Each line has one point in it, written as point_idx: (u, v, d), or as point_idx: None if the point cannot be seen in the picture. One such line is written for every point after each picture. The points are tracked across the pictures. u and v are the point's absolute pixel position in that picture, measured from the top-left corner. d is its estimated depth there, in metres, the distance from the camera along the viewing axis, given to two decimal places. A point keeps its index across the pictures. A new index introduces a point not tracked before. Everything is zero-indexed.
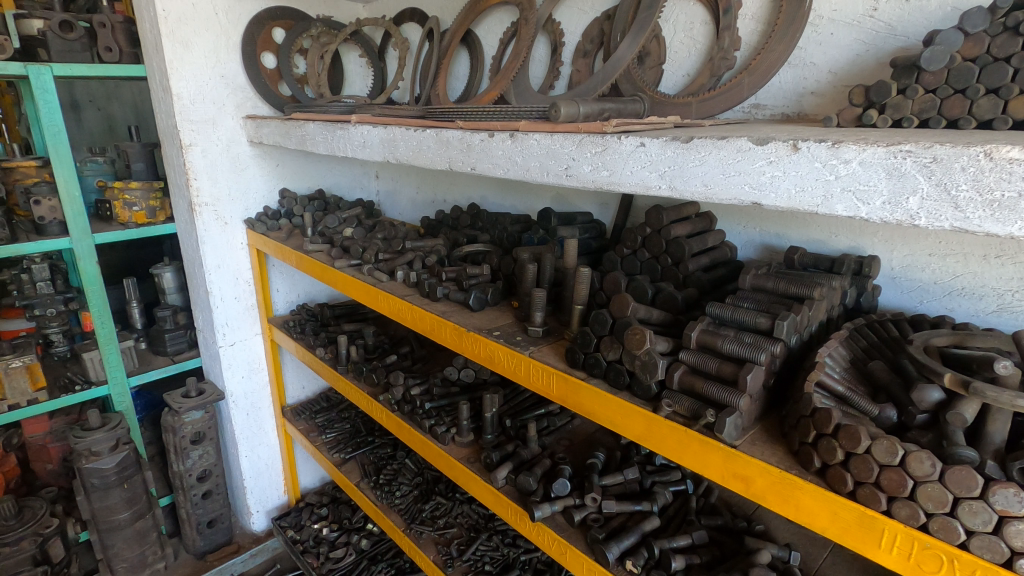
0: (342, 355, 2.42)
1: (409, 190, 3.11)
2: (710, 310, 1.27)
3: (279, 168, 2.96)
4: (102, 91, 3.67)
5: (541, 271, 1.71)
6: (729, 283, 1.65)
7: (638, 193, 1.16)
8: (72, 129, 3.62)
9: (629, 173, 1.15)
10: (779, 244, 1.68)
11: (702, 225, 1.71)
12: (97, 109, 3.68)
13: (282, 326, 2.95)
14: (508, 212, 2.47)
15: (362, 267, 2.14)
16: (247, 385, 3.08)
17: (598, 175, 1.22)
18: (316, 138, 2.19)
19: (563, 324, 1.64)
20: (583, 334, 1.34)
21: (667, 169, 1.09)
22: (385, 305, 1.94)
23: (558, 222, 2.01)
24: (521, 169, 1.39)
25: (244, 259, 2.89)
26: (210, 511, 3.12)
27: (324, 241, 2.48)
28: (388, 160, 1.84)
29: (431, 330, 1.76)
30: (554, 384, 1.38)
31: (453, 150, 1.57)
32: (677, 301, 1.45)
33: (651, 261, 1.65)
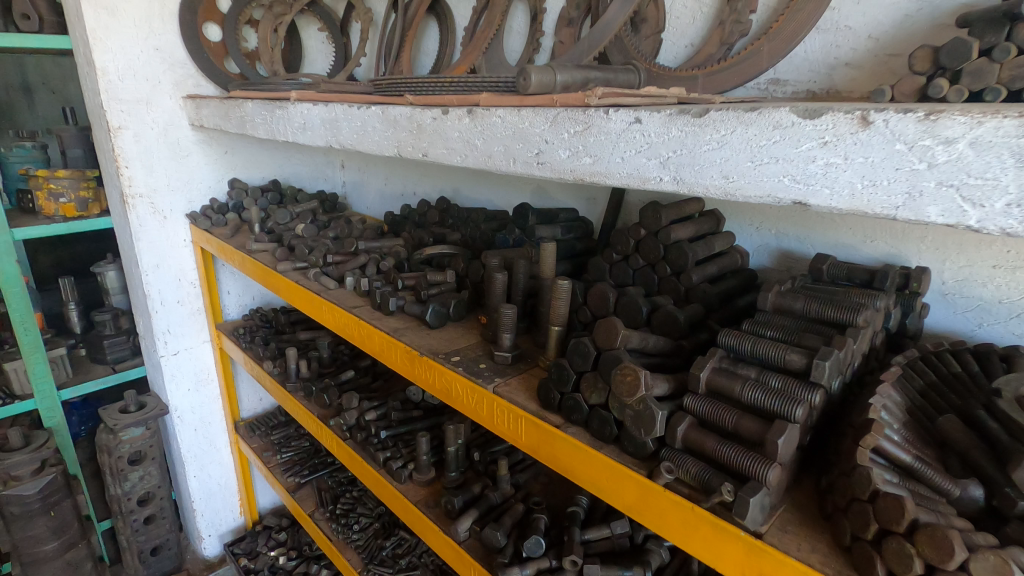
0: (291, 370, 2.11)
1: (377, 182, 2.78)
2: (722, 339, 0.97)
3: (228, 155, 2.63)
4: (58, 73, 3.31)
5: (512, 282, 1.42)
6: (740, 299, 1.36)
7: (631, 187, 0.86)
8: (24, 113, 3.24)
9: (619, 161, 0.86)
10: (800, 250, 1.38)
11: (708, 225, 1.42)
12: (51, 92, 3.31)
13: (232, 333, 2.62)
14: (483, 207, 2.17)
15: (308, 271, 1.84)
16: (194, 398, 2.76)
17: (579, 164, 0.92)
18: (255, 119, 1.87)
19: (537, 348, 1.35)
20: (559, 367, 1.05)
21: (672, 153, 0.79)
22: (330, 318, 1.64)
23: (537, 220, 1.72)
24: (481, 156, 1.08)
25: (188, 258, 2.56)
26: (154, 537, 2.80)
27: (271, 240, 2.15)
28: (332, 145, 1.53)
29: (381, 351, 1.45)
30: (523, 430, 1.09)
31: (402, 133, 1.26)
32: (679, 323, 1.17)
33: (646, 269, 1.36)
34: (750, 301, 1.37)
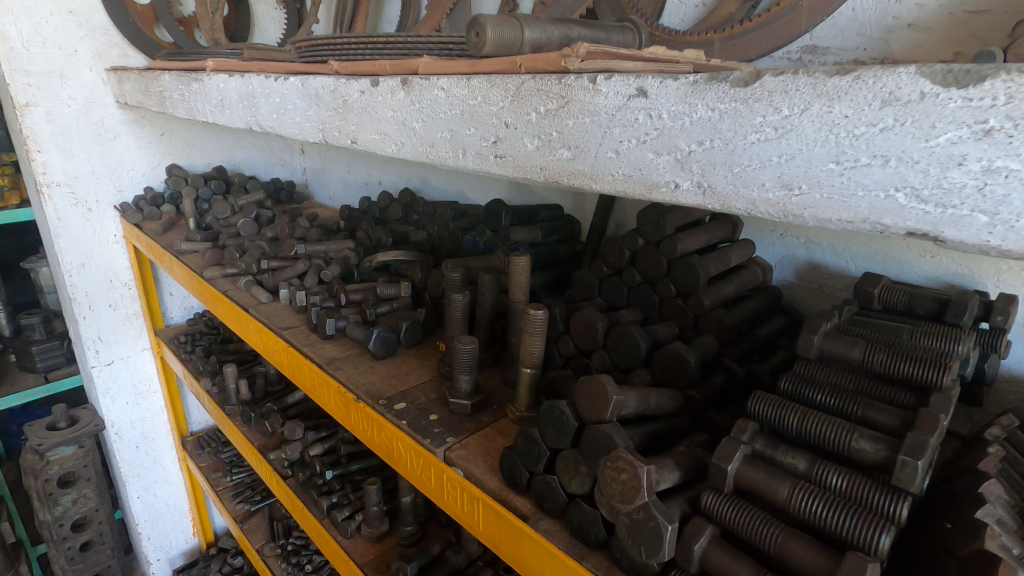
0: (230, 391, 1.82)
1: (339, 169, 2.41)
2: (752, 407, 0.70)
3: (165, 137, 2.29)
4: None
5: (477, 304, 1.13)
6: (761, 327, 1.08)
7: (632, 195, 0.56)
8: None
9: (610, 156, 0.56)
10: (836, 264, 1.10)
11: (722, 232, 1.13)
12: None
13: (173, 340, 2.30)
14: (454, 200, 1.86)
15: (240, 279, 1.53)
16: (135, 413, 2.44)
17: (553, 159, 0.62)
18: (174, 95, 1.54)
19: (506, 390, 1.06)
20: (529, 438, 0.76)
21: (697, 144, 0.49)
22: (259, 340, 1.33)
23: (512, 221, 1.42)
24: (422, 145, 0.78)
25: (120, 257, 2.22)
26: (92, 565, 2.47)
27: (206, 239, 1.84)
28: (252, 127, 1.22)
29: (312, 387, 1.15)
30: (480, 517, 0.81)
31: (327, 111, 0.95)
32: (688, 367, 0.89)
33: (644, 289, 1.08)
34: (774, 330, 1.08)
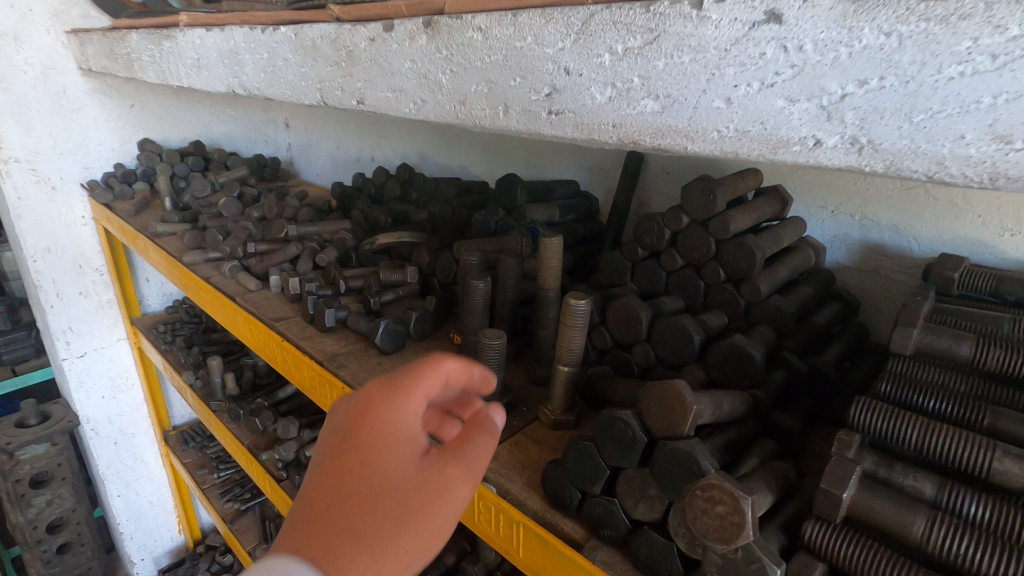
0: (215, 385, 1.67)
1: (327, 144, 2.24)
2: (853, 417, 0.59)
3: (136, 109, 2.09)
4: None
5: (497, 292, 1.00)
6: (816, 314, 0.96)
7: (747, 159, 0.43)
8: None
9: (718, 107, 0.43)
10: (896, 244, 0.99)
11: (772, 208, 1.00)
12: None
13: (151, 330, 2.12)
14: (455, 176, 1.71)
15: (224, 264, 1.38)
16: (112, 408, 2.24)
17: (631, 113, 0.48)
18: (143, 57, 1.36)
19: (534, 389, 0.95)
20: (581, 454, 0.65)
21: (858, 83, 0.36)
22: (247, 333, 1.19)
23: (527, 198, 1.28)
24: (450, 102, 0.64)
25: (89, 239, 2.02)
26: (71, 570, 2.29)
27: (184, 221, 1.68)
28: (235, 90, 1.06)
29: (312, 388, 1.02)
30: (520, 543, 0.69)
31: (326, 66, 0.80)
32: (753, 364, 0.77)
33: (687, 274, 0.96)
34: (830, 318, 0.97)
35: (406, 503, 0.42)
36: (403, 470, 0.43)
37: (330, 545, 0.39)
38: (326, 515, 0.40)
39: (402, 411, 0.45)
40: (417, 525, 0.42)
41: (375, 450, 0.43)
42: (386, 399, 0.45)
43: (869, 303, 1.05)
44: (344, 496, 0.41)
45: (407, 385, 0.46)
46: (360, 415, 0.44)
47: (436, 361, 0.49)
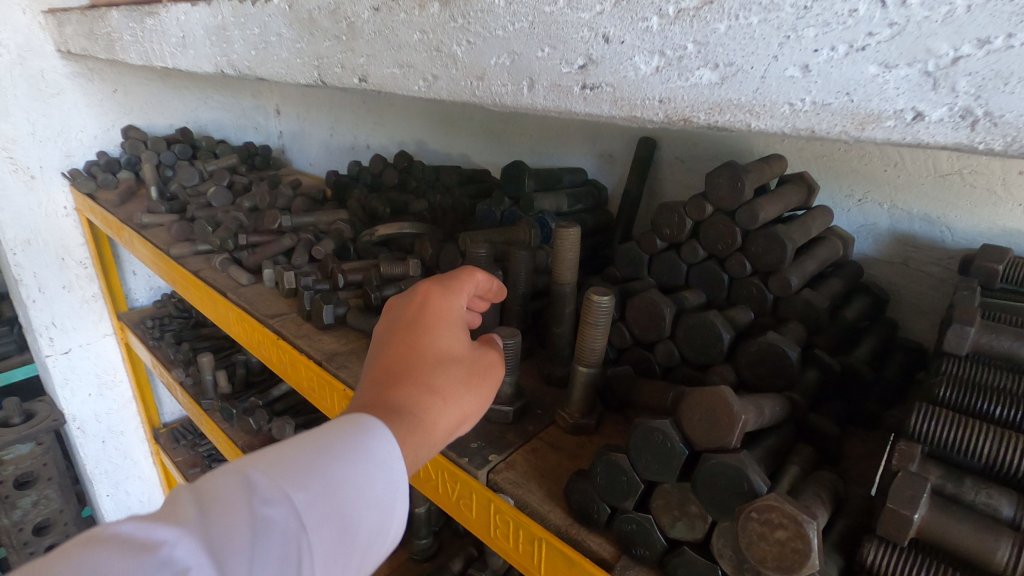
0: (206, 383, 1.60)
1: (320, 132, 2.16)
2: (913, 427, 0.54)
3: (119, 94, 1.99)
4: None
5: (507, 286, 0.94)
6: (845, 309, 0.91)
7: (824, 136, 0.38)
8: None
9: (793, 77, 0.37)
10: (928, 235, 0.93)
11: (799, 196, 0.94)
12: None
13: (139, 325, 2.02)
14: (454, 164, 1.64)
15: (215, 258, 1.31)
16: (99, 405, 2.14)
17: (684, 85, 0.42)
18: (125, 37, 1.28)
19: (548, 389, 0.89)
20: (612, 466, 0.59)
21: (976, 43, 0.30)
22: (240, 330, 1.13)
23: (535, 187, 1.22)
24: (467, 77, 0.58)
25: (72, 230, 1.92)
26: None
27: (172, 211, 1.60)
28: (224, 70, 0.98)
29: (310, 389, 0.96)
30: (542, 562, 0.63)
31: (324, 41, 0.73)
32: (789, 365, 0.71)
33: (709, 267, 0.90)
34: (860, 313, 0.92)
35: (457, 369, 0.57)
36: (454, 347, 0.59)
37: (407, 392, 0.53)
38: (401, 373, 0.55)
39: (450, 309, 0.61)
40: (465, 387, 0.57)
41: (432, 330, 0.58)
42: (439, 297, 0.61)
43: (897, 297, 1.00)
44: (413, 360, 0.56)
45: (455, 287, 0.63)
46: (422, 306, 0.60)
47: (472, 274, 0.66)
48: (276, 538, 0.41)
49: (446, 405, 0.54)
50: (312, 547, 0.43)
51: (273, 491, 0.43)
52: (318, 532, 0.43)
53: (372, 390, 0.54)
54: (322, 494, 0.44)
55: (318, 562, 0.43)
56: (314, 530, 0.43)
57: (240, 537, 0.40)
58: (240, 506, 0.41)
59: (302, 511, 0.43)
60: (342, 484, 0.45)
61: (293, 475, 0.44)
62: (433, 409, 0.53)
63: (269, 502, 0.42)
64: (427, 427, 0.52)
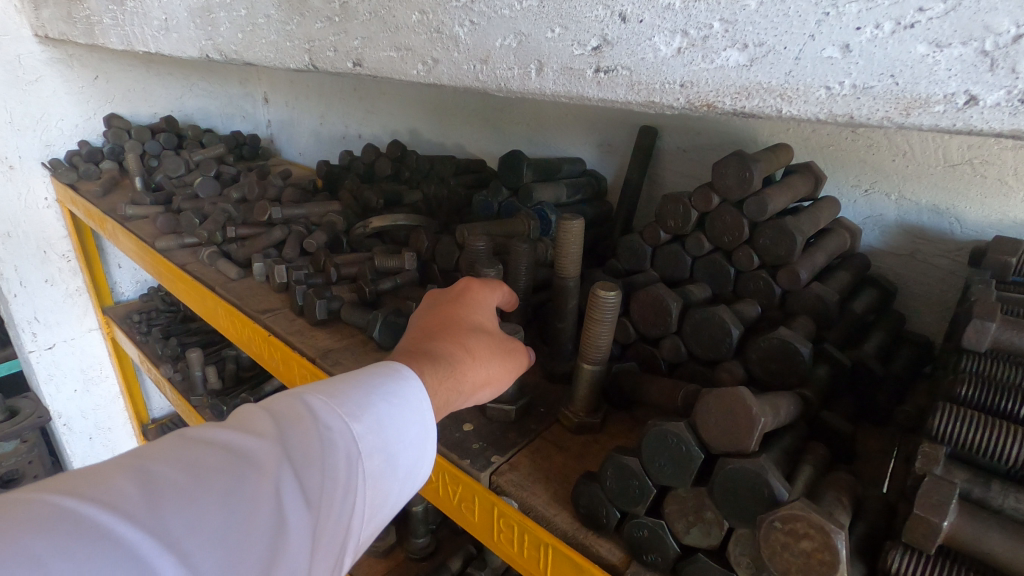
0: (196, 379, 1.56)
1: (310, 120, 2.11)
2: (935, 426, 0.52)
3: (101, 81, 1.93)
4: None
5: (508, 279, 0.91)
6: (854, 302, 0.88)
7: (865, 122, 0.35)
8: None
9: (831, 57, 0.34)
10: (937, 227, 0.91)
11: (806, 187, 0.91)
12: None
13: (125, 320, 1.97)
14: (449, 153, 1.60)
15: (202, 251, 1.27)
16: (85, 402, 2.06)
17: (710, 67, 0.39)
18: (104, 20, 1.23)
19: (550, 386, 0.86)
20: (622, 469, 0.57)
21: None
22: (230, 326, 1.09)
23: (533, 177, 1.18)
24: (469, 60, 0.54)
25: (53, 222, 1.86)
26: None
27: (157, 203, 1.55)
28: (209, 54, 0.94)
29: (304, 386, 0.93)
30: (548, 567, 0.61)
31: (316, 22, 0.69)
32: (801, 361, 0.69)
33: (716, 259, 0.87)
34: (869, 306, 0.89)
35: (488, 339, 0.66)
36: (487, 323, 0.69)
37: (444, 346, 0.63)
38: (439, 334, 0.65)
39: (488, 295, 0.72)
40: (493, 356, 0.66)
41: (471, 307, 0.69)
42: (480, 283, 0.72)
43: (904, 290, 0.98)
44: (450, 326, 0.66)
45: (495, 281, 0.73)
46: (464, 290, 0.70)
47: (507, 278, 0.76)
48: (338, 457, 0.49)
49: (475, 363, 0.63)
50: (363, 470, 0.50)
51: (334, 419, 0.50)
52: (368, 458, 0.51)
53: (414, 345, 0.64)
54: (373, 426, 0.52)
55: (366, 484, 0.51)
56: (365, 455, 0.51)
57: (312, 451, 0.47)
58: (310, 427, 0.48)
59: (358, 440, 0.50)
60: (388, 420, 0.53)
61: (350, 408, 0.52)
62: (462, 364, 0.62)
63: (332, 427, 0.50)
64: (457, 375, 0.61)
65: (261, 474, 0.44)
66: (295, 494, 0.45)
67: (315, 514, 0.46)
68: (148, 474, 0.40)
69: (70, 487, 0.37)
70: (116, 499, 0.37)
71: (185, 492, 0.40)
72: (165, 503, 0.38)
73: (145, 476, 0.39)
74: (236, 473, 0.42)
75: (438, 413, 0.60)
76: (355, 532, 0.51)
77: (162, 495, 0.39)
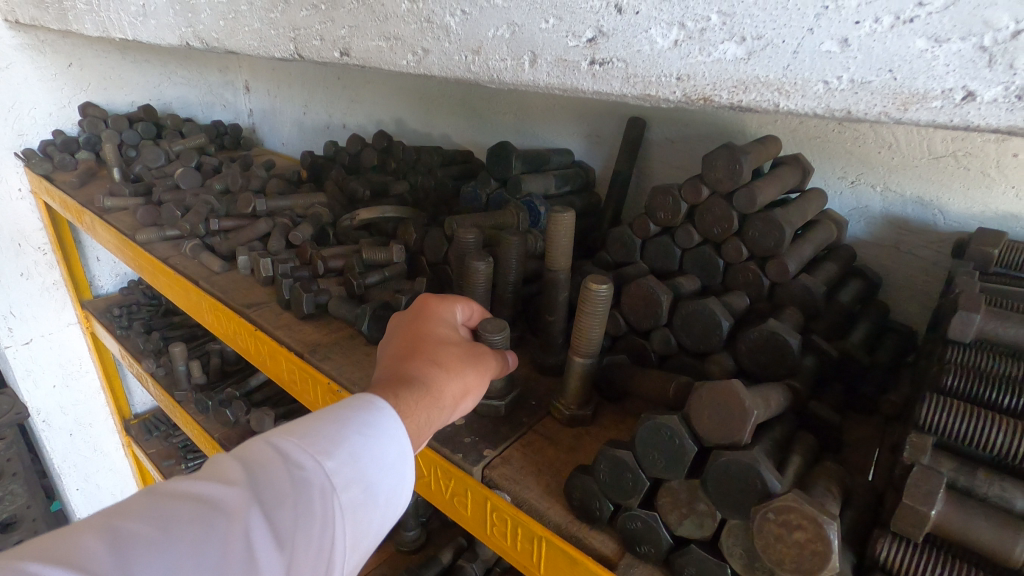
0: (180, 373, 1.54)
1: (293, 110, 2.07)
2: (922, 417, 0.53)
3: (75, 68, 1.87)
4: None
5: (498, 272, 0.90)
6: (840, 293, 0.90)
7: (864, 118, 0.34)
8: None
9: (830, 51, 0.34)
10: (920, 218, 0.92)
11: (793, 178, 0.92)
12: None
13: (105, 314, 1.92)
14: (436, 145, 1.58)
15: (184, 243, 1.24)
16: (65, 397, 2.02)
17: (706, 61, 0.39)
18: (78, 5, 1.18)
19: (541, 379, 0.86)
20: (616, 462, 0.57)
21: None
22: (214, 320, 1.07)
23: (522, 168, 1.17)
24: (461, 51, 0.53)
25: (27, 214, 1.81)
26: None
27: (137, 194, 1.51)
28: (189, 42, 0.91)
29: (292, 381, 0.92)
30: (541, 560, 0.62)
31: (302, 10, 0.67)
32: (791, 353, 0.69)
33: (705, 251, 0.88)
34: (855, 297, 0.91)
35: (455, 351, 0.65)
36: (451, 338, 0.67)
37: (414, 366, 0.61)
38: (407, 357, 0.63)
39: (444, 312, 0.71)
40: (466, 365, 0.65)
41: (431, 325, 0.67)
42: (434, 302, 0.71)
43: (889, 281, 0.99)
44: (416, 348, 0.64)
45: (447, 298, 0.72)
46: (420, 311, 0.69)
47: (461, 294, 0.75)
48: (312, 497, 0.47)
49: (449, 375, 0.62)
50: (341, 505, 0.49)
51: (306, 458, 0.49)
52: (345, 492, 0.50)
53: (385, 373, 0.62)
54: (349, 459, 0.51)
55: (346, 519, 0.50)
56: (342, 490, 0.50)
57: (285, 493, 0.46)
58: (280, 469, 0.47)
59: (332, 475, 0.49)
60: (365, 452, 0.52)
61: (325, 444, 0.50)
62: (437, 379, 0.61)
63: (304, 466, 0.48)
64: (434, 392, 0.60)
65: (229, 521, 0.43)
66: (267, 537, 0.44)
67: (290, 555, 0.45)
68: (114, 530, 0.39)
69: (32, 552, 0.36)
70: (82, 560, 0.36)
71: (152, 548, 0.39)
72: (130, 561, 0.38)
73: (112, 533, 0.38)
74: (205, 523, 0.42)
75: (423, 434, 0.58)
76: (339, 565, 0.50)
77: (127, 552, 0.38)
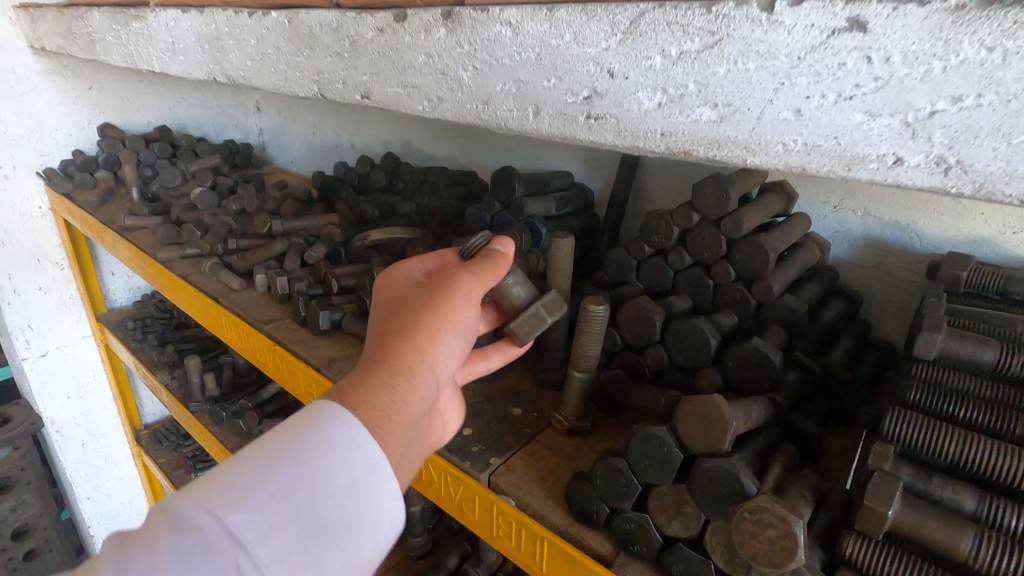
0: (194, 385, 1.59)
1: (302, 130, 2.14)
2: (887, 428, 0.58)
3: (95, 91, 1.95)
4: None
5: None
6: (823, 312, 0.96)
7: (816, 174, 0.41)
8: None
9: (786, 119, 0.41)
10: (898, 241, 0.99)
11: (778, 204, 0.98)
12: None
13: (119, 327, 1.98)
14: (442, 166, 1.65)
15: (204, 262, 1.31)
16: (78, 408, 2.07)
17: (683, 121, 0.45)
18: (107, 38, 1.26)
19: (543, 392, 0.92)
20: (611, 469, 0.63)
21: (961, 96, 0.33)
22: (233, 336, 1.13)
23: (524, 191, 1.24)
24: (472, 101, 0.60)
25: (47, 231, 1.87)
26: None
27: (156, 214, 1.58)
28: (217, 77, 0.98)
29: (309, 395, 0.98)
30: (544, 560, 0.67)
31: (326, 57, 0.74)
32: (773, 368, 0.76)
33: (696, 273, 0.94)
34: (837, 315, 0.97)
35: (406, 304, 0.60)
36: (402, 296, 0.63)
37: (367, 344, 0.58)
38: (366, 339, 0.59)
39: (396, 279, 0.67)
40: (420, 307, 0.59)
41: (382, 299, 0.64)
42: (384, 278, 0.68)
43: (870, 300, 1.05)
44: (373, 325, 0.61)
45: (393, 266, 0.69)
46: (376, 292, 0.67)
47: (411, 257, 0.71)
48: (212, 564, 0.41)
49: (400, 332, 0.57)
50: (259, 562, 0.42)
51: (203, 517, 0.42)
52: (259, 547, 0.43)
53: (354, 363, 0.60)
54: (256, 510, 0.43)
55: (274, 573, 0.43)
56: (253, 546, 0.42)
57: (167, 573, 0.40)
58: (166, 542, 0.41)
59: (232, 535, 0.42)
60: (284, 490, 0.45)
61: (225, 497, 0.43)
62: (387, 342, 0.56)
63: (199, 530, 0.42)
64: (389, 353, 0.55)
65: None
66: None
67: None
68: None
69: None
70: None
71: None
72: None
73: None
74: None
75: (401, 398, 0.53)
76: None
77: None
